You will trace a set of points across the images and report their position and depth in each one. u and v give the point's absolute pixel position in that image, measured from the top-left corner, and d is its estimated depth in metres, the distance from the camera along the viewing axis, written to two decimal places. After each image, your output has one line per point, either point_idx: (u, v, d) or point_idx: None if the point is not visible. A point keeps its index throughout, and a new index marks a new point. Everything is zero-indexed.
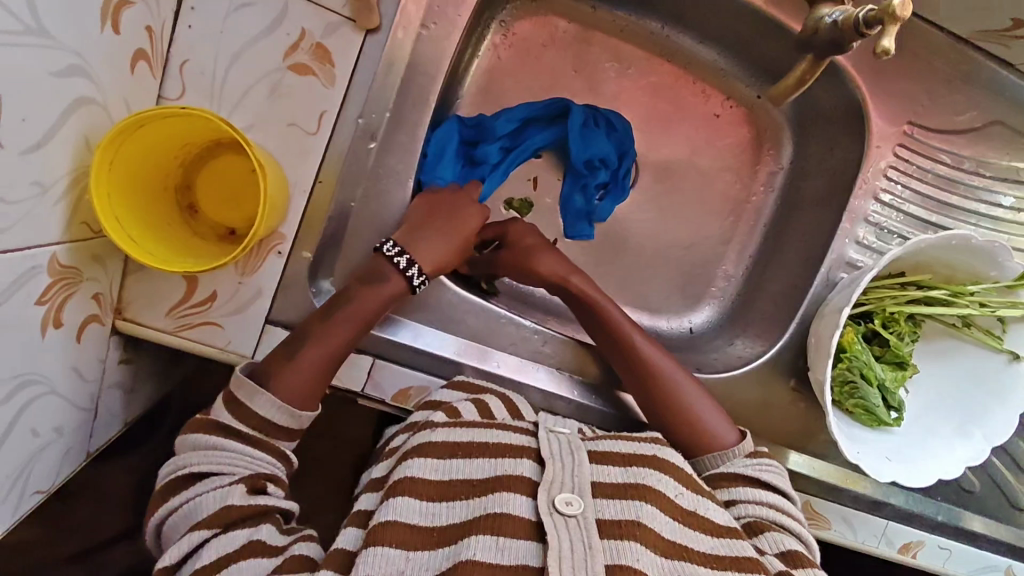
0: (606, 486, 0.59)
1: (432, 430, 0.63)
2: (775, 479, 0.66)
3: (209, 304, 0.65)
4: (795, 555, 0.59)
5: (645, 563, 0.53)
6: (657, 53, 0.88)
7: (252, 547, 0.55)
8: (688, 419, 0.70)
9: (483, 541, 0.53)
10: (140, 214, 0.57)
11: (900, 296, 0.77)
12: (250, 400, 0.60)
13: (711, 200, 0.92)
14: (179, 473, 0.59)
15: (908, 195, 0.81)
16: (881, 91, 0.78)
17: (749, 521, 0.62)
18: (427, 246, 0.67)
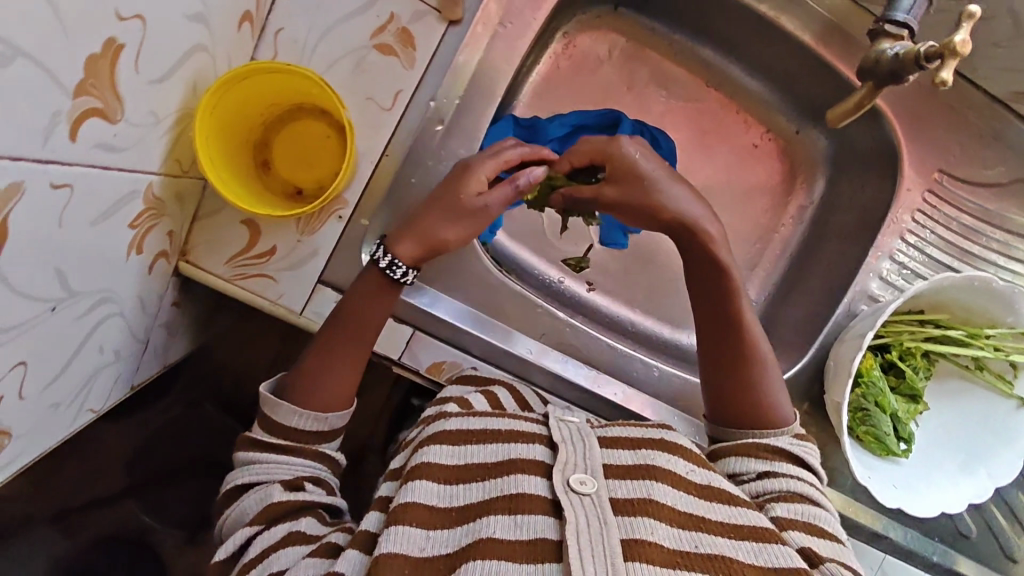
0: (618, 468, 0.60)
1: (445, 419, 0.65)
2: (810, 461, 0.66)
3: (267, 258, 0.68)
4: (823, 530, 0.59)
5: (661, 535, 0.53)
6: (706, 80, 0.93)
7: (291, 537, 0.58)
8: (761, 398, 0.68)
9: (500, 519, 0.54)
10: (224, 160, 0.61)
11: (917, 332, 0.80)
12: (274, 413, 0.64)
13: (742, 225, 0.95)
14: (230, 487, 0.64)
15: (934, 239, 0.84)
16: (915, 137, 0.82)
17: (783, 493, 0.62)
18: (406, 237, 0.66)
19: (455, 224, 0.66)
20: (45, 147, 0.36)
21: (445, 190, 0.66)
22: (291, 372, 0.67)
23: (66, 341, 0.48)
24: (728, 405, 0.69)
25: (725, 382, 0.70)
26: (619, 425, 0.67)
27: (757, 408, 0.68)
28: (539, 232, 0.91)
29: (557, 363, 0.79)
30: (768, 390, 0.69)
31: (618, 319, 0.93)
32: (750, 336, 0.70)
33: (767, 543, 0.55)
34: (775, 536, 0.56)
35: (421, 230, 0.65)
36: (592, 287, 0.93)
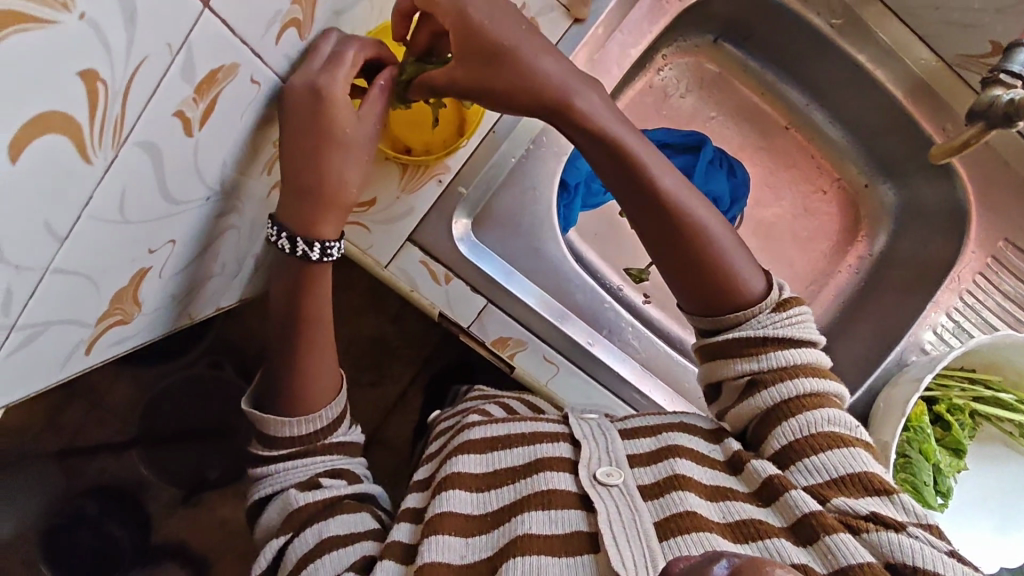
0: (641, 456, 0.59)
1: (469, 430, 0.64)
2: (806, 335, 0.58)
3: (366, 208, 0.71)
4: (834, 435, 0.54)
5: (694, 503, 0.53)
6: (787, 121, 0.98)
7: (324, 544, 0.56)
8: (722, 275, 0.60)
9: (536, 515, 0.54)
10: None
11: (967, 390, 0.81)
12: (263, 426, 0.62)
13: (801, 264, 0.99)
14: (257, 495, 0.62)
15: (991, 304, 0.86)
16: (987, 203, 0.86)
17: (782, 403, 0.55)
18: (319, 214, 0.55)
19: (335, 158, 0.53)
20: (263, 39, 0.40)
21: (306, 130, 0.50)
22: (264, 382, 0.65)
23: (202, 237, 0.50)
24: (695, 291, 0.62)
25: (683, 268, 0.62)
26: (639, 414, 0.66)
27: (728, 288, 0.60)
28: (607, 239, 0.95)
29: (612, 358, 0.80)
30: (722, 257, 0.61)
31: (668, 334, 0.95)
32: (686, 207, 0.61)
33: (782, 495, 0.52)
34: (784, 480, 0.53)
35: (318, 198, 0.54)
36: (648, 299, 0.95)
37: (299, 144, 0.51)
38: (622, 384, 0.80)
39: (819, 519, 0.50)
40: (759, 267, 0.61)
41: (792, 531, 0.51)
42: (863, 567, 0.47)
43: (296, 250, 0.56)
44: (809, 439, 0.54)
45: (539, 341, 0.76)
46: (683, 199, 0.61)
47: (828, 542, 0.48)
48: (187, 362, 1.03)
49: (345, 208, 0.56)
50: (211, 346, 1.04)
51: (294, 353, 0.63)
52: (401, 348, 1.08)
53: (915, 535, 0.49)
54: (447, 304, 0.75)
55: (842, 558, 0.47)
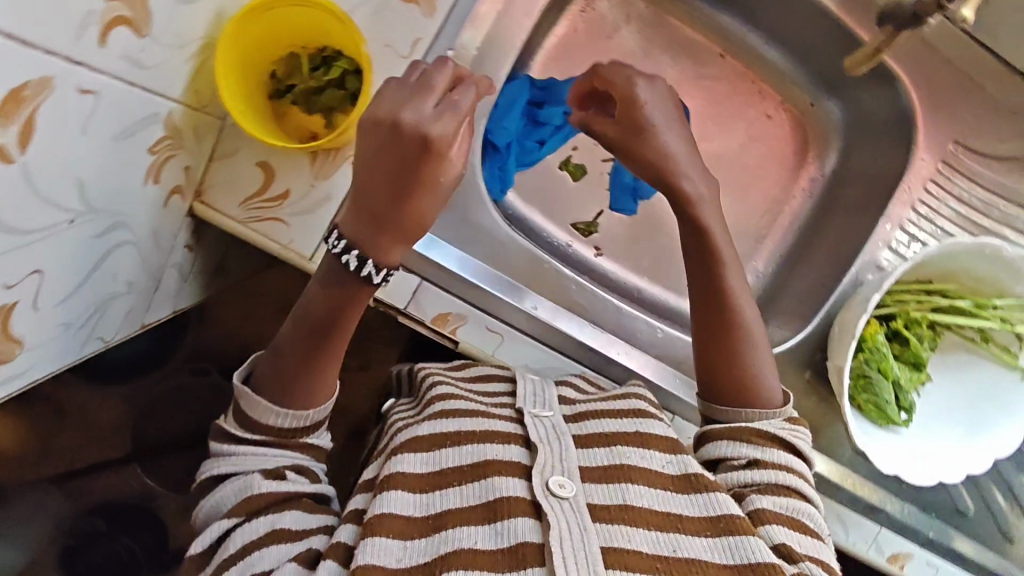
0: (593, 470, 0.59)
1: (417, 426, 0.64)
2: (801, 448, 0.65)
3: (281, 201, 0.69)
4: (805, 524, 0.59)
5: (638, 542, 0.54)
6: (722, 48, 0.93)
7: (273, 535, 0.56)
8: (755, 375, 0.68)
9: (480, 529, 0.54)
10: (241, 80, 0.60)
11: (924, 302, 0.80)
12: (248, 409, 0.60)
13: (753, 197, 0.96)
14: (210, 472, 0.61)
15: (944, 211, 0.84)
16: (931, 105, 0.82)
17: (771, 484, 0.61)
18: (387, 240, 0.58)
19: (421, 198, 0.56)
20: (77, 44, 0.37)
21: (405, 168, 0.55)
22: (268, 367, 0.62)
23: (81, 261, 0.48)
24: (724, 379, 0.68)
25: (722, 355, 0.69)
26: (594, 415, 0.66)
27: (752, 388, 0.68)
28: (550, 197, 0.92)
29: (559, 319, 0.79)
30: (753, 358, 0.69)
31: (624, 285, 0.93)
32: (745, 305, 0.70)
33: (741, 538, 0.55)
34: (747, 526, 0.56)
35: (393, 227, 0.57)
36: (600, 252, 0.93)
37: (396, 179, 0.55)
38: (571, 342, 0.79)
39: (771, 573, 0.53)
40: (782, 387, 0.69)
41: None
42: None
43: (361, 270, 0.58)
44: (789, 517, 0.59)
45: (478, 310, 0.76)
46: (743, 297, 0.70)
47: None
48: (166, 375, 1.03)
49: (413, 239, 0.59)
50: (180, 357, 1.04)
51: (308, 343, 0.61)
52: (364, 334, 1.07)
53: None
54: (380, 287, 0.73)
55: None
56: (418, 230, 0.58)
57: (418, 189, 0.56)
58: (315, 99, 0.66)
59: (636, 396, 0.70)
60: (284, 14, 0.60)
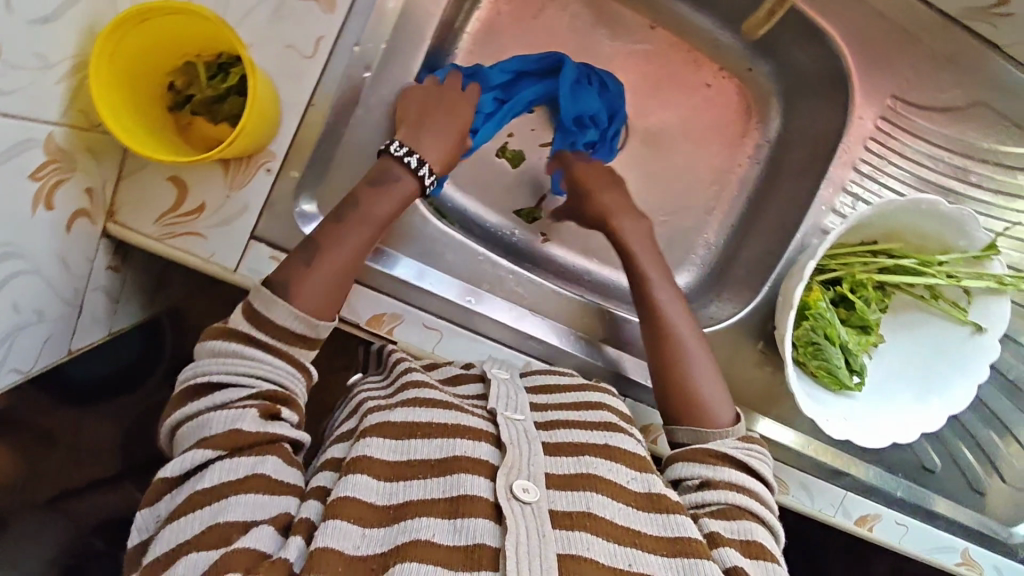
0: (558, 477, 0.58)
1: (391, 410, 0.61)
2: (762, 471, 0.65)
3: (196, 216, 0.68)
4: (761, 548, 0.58)
5: (595, 551, 0.52)
6: (653, 19, 0.91)
7: (252, 481, 0.54)
8: (704, 394, 0.69)
9: (440, 524, 0.52)
10: (130, 98, 0.58)
11: (870, 263, 0.78)
12: (267, 310, 0.61)
13: (699, 168, 0.94)
14: (200, 380, 0.59)
15: (888, 167, 0.83)
16: (865, 61, 0.80)
17: (725, 506, 0.61)
18: (440, 145, 0.72)
19: (459, 120, 0.74)
20: None
21: (447, 101, 0.74)
22: (290, 265, 0.63)
23: None
24: (671, 404, 0.70)
25: (665, 379, 0.71)
26: (565, 424, 0.64)
27: (697, 408, 0.69)
28: (488, 185, 0.90)
29: (498, 310, 0.78)
30: (700, 376, 0.70)
31: (573, 269, 0.91)
32: (679, 325, 0.73)
33: (694, 560, 0.54)
34: (701, 547, 0.55)
35: (445, 137, 0.72)
36: (547, 238, 0.91)
37: (442, 108, 0.73)
38: (509, 331, 0.78)
39: None
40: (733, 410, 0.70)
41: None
42: None
43: (420, 170, 0.69)
44: (743, 539, 0.58)
45: (413, 309, 0.74)
46: (676, 317, 0.73)
47: None
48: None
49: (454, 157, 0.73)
50: None
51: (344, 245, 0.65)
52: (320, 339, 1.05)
53: None
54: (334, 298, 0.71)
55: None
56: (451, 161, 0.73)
57: (458, 110, 0.75)
58: (217, 108, 0.64)
59: (608, 406, 0.68)
60: (166, 23, 0.56)
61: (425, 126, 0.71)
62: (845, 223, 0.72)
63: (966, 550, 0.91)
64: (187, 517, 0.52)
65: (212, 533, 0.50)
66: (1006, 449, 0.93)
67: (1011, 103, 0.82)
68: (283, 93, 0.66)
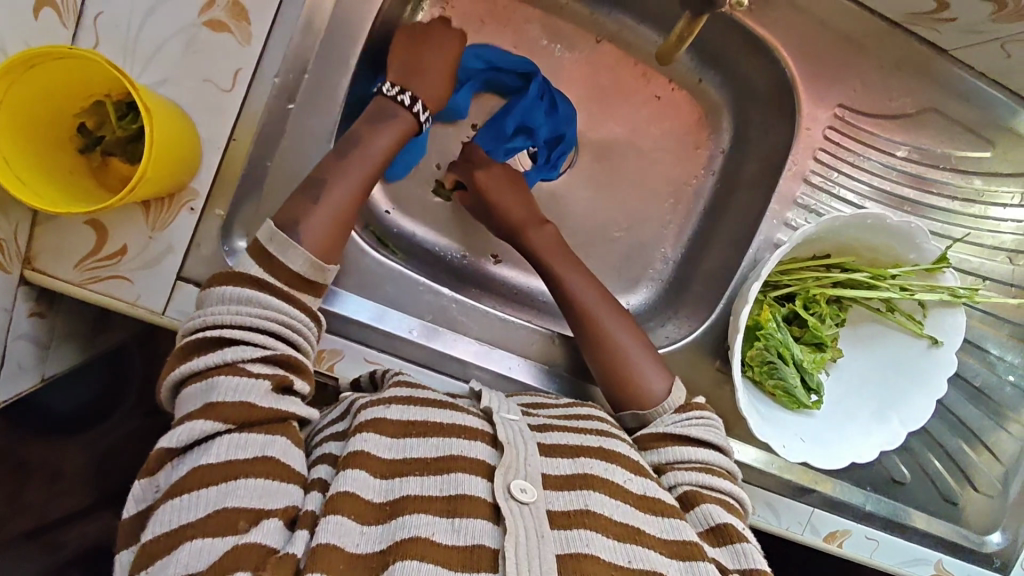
0: (555, 478, 0.55)
1: (385, 406, 0.58)
2: (718, 442, 0.65)
3: (118, 258, 0.65)
4: (733, 527, 0.56)
5: (596, 547, 0.51)
6: (597, 33, 0.90)
7: (261, 465, 0.51)
8: (634, 377, 0.70)
9: (439, 522, 0.50)
10: (31, 144, 0.56)
11: (823, 278, 0.76)
12: (281, 254, 0.60)
13: (653, 181, 0.92)
14: (208, 336, 0.55)
15: (840, 179, 0.81)
16: (810, 71, 0.79)
17: (688, 488, 0.59)
18: (429, 84, 0.73)
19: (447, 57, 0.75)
20: None
21: (433, 42, 0.75)
22: (289, 206, 0.63)
23: None
24: (609, 390, 0.71)
25: (599, 368, 0.72)
26: (560, 427, 0.62)
27: (631, 390, 0.69)
28: (436, 208, 0.87)
29: (443, 343, 0.75)
30: (627, 360, 0.71)
31: (527, 291, 0.89)
32: (596, 311, 0.73)
33: (692, 560, 0.52)
34: (697, 546, 0.53)
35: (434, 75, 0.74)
36: (498, 259, 0.89)
37: (428, 48, 0.74)
38: (453, 362, 0.75)
39: None
40: (666, 382, 0.69)
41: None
42: None
43: (415, 108, 0.71)
44: (709, 523, 0.57)
45: (355, 345, 0.72)
46: (591, 302, 0.74)
47: None
48: (120, 420, 0.99)
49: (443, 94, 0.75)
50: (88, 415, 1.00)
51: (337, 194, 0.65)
52: None
53: None
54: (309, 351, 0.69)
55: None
56: (445, 97, 0.75)
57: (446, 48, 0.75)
58: (134, 147, 0.62)
59: (597, 417, 0.66)
60: (54, 66, 0.54)
61: (414, 68, 0.73)
62: (790, 241, 0.69)
63: (939, 561, 0.89)
64: (192, 496, 0.48)
65: (217, 518, 0.47)
66: (977, 458, 0.91)
67: (960, 108, 0.81)
68: (201, 129, 0.65)
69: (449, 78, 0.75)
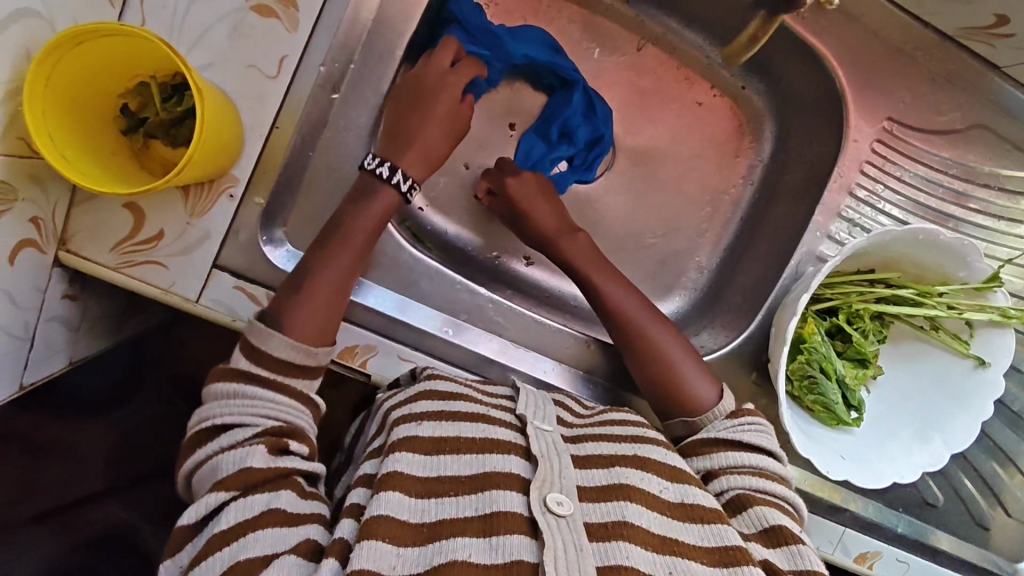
0: (591, 490, 0.54)
1: (415, 423, 0.57)
2: (768, 445, 0.62)
3: (155, 243, 0.64)
4: (786, 529, 0.54)
5: (636, 559, 0.49)
6: (642, 35, 0.89)
7: (267, 516, 0.50)
8: (681, 384, 0.68)
9: (473, 541, 0.48)
10: (75, 123, 0.55)
11: (866, 293, 0.74)
12: (263, 344, 0.57)
13: (690, 189, 0.90)
14: (204, 426, 0.55)
15: (885, 194, 0.79)
16: (861, 82, 0.77)
17: (736, 493, 0.58)
18: (412, 151, 0.68)
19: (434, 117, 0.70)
20: None
21: (418, 99, 0.70)
22: (277, 295, 0.61)
23: None
24: (658, 399, 0.69)
25: (644, 374, 0.70)
26: (593, 436, 0.61)
27: (679, 397, 0.68)
28: (469, 205, 0.85)
29: (475, 340, 0.74)
30: (672, 368, 0.69)
31: (558, 295, 0.88)
32: (640, 321, 0.71)
33: (734, 566, 0.50)
34: (742, 552, 0.51)
35: (414, 141, 0.69)
36: (530, 261, 0.88)
37: (411, 110, 0.69)
38: (483, 362, 0.74)
39: None
40: (713, 386, 0.68)
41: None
42: None
43: (392, 178, 0.66)
44: (763, 525, 0.55)
45: (390, 343, 0.70)
46: (636, 312, 0.72)
47: None
48: (142, 403, 0.98)
49: (430, 160, 0.70)
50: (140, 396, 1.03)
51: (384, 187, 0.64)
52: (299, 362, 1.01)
53: None
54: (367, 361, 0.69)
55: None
56: (436, 161, 0.71)
57: (433, 107, 0.70)
58: (176, 131, 0.60)
59: (631, 423, 0.64)
60: (104, 44, 0.53)
61: (399, 132, 0.69)
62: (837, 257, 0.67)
63: None
64: (207, 563, 0.48)
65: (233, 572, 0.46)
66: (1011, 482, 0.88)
67: (1010, 127, 0.79)
68: (244, 116, 0.64)
69: (441, 137, 0.70)
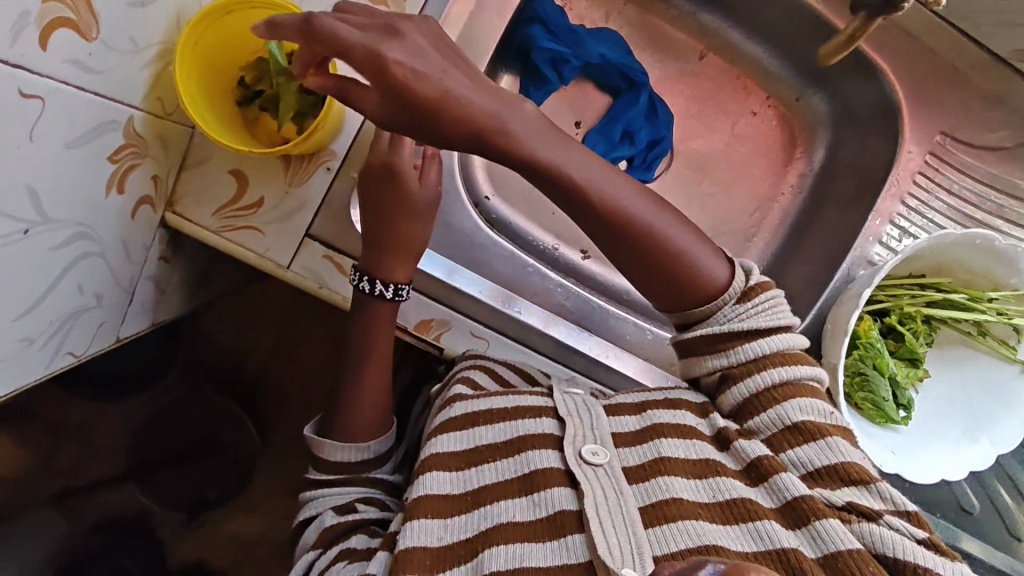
0: (626, 435, 0.56)
1: (451, 406, 0.61)
2: (780, 322, 0.56)
3: (254, 210, 0.67)
4: (811, 426, 0.52)
5: (679, 489, 0.51)
6: (705, 45, 0.94)
7: (340, 554, 0.57)
8: (688, 265, 0.56)
9: (518, 501, 0.52)
10: (207, 95, 0.61)
11: (918, 296, 0.78)
12: (323, 453, 0.66)
13: (742, 194, 0.94)
14: (299, 522, 0.65)
15: (936, 204, 0.82)
16: (917, 96, 0.81)
17: (754, 396, 0.55)
18: (392, 255, 0.67)
19: (402, 217, 0.67)
20: (13, 47, 0.40)
21: (382, 201, 0.66)
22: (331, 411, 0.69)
23: (41, 268, 0.50)
24: (666, 291, 0.57)
25: (644, 268, 0.57)
26: (623, 392, 0.63)
27: (689, 282, 0.57)
28: (532, 197, 0.90)
29: (541, 319, 0.76)
30: (673, 251, 0.56)
31: (613, 288, 0.90)
32: (626, 205, 0.54)
33: (771, 477, 0.51)
34: (775, 462, 0.52)
35: (392, 245, 0.67)
36: (587, 254, 0.91)
37: (378, 213, 0.66)
38: (549, 342, 0.76)
39: (810, 504, 0.48)
40: (716, 254, 0.57)
41: (781, 513, 0.49)
42: (852, 552, 0.46)
43: (375, 289, 0.66)
44: (785, 426, 0.53)
45: (465, 319, 0.73)
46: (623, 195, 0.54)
47: (816, 526, 0.47)
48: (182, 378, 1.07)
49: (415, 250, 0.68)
50: (192, 368, 1.08)
51: None
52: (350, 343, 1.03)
53: (894, 524, 0.48)
54: (441, 335, 0.73)
55: (831, 544, 0.46)
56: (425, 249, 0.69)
57: (397, 211, 0.66)
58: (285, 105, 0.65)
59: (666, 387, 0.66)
60: (245, 18, 0.60)
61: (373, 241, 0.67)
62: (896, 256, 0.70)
63: None
64: None
65: None
66: None
67: None
68: None
69: (416, 233, 0.68)
